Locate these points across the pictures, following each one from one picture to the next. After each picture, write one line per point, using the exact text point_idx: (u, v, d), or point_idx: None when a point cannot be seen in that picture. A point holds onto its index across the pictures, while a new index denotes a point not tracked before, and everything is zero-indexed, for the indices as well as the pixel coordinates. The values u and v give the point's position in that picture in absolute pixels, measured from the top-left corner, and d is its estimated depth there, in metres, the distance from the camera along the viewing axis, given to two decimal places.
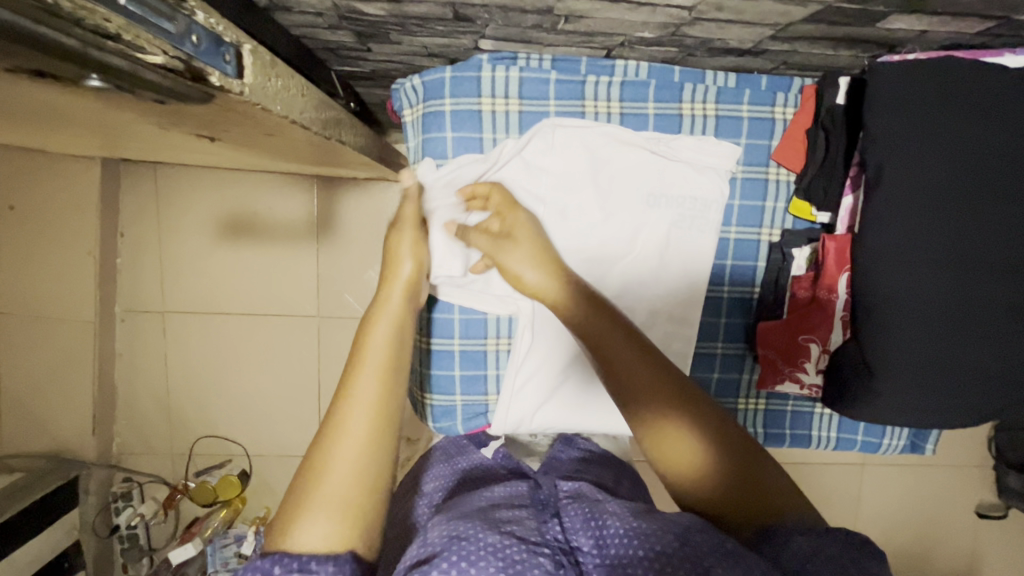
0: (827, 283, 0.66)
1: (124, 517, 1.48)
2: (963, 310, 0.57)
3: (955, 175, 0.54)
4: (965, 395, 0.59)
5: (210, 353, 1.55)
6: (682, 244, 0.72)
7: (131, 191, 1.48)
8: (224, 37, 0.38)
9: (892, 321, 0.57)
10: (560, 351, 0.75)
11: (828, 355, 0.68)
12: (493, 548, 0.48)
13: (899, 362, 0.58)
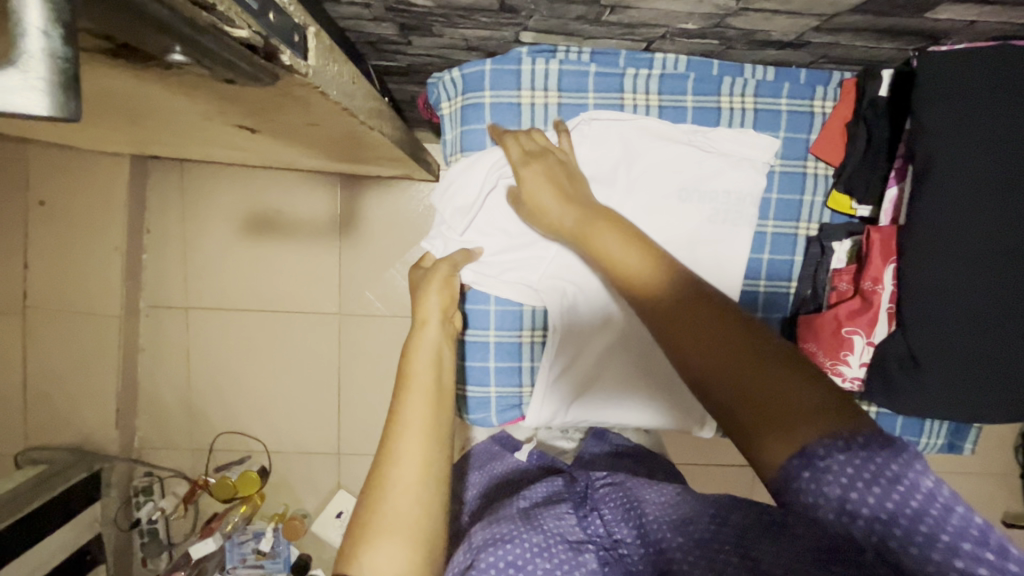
0: (871, 276, 0.63)
1: (145, 511, 1.51)
2: (1014, 301, 0.56)
3: (1009, 164, 0.54)
4: (1018, 389, 0.58)
5: (232, 349, 1.56)
6: (724, 238, 0.72)
7: (158, 188, 1.50)
8: (294, 19, 0.39)
9: (936, 314, 0.57)
10: (588, 348, 0.76)
11: (873, 348, 0.63)
12: (539, 548, 0.50)
13: (943, 355, 0.58)
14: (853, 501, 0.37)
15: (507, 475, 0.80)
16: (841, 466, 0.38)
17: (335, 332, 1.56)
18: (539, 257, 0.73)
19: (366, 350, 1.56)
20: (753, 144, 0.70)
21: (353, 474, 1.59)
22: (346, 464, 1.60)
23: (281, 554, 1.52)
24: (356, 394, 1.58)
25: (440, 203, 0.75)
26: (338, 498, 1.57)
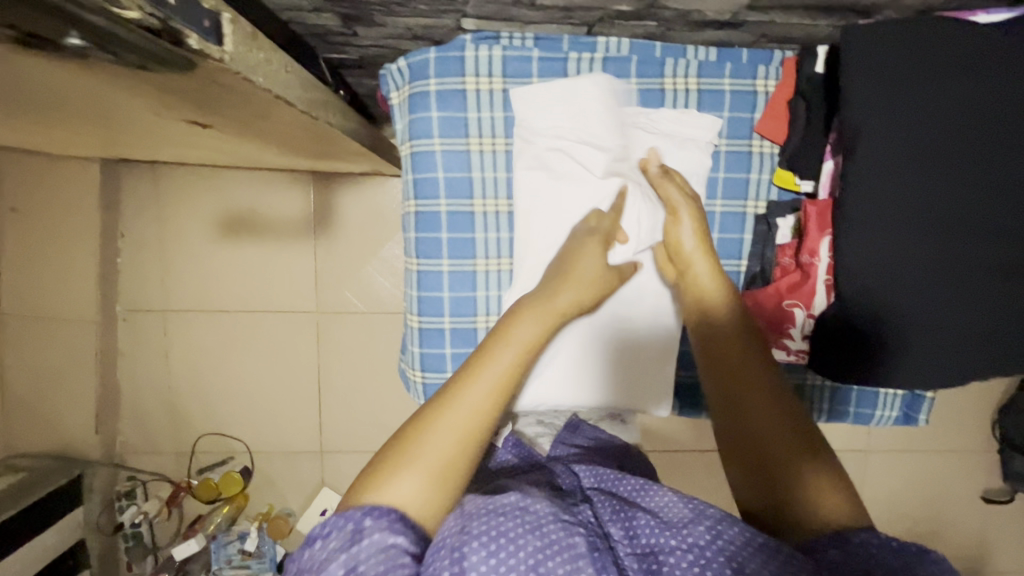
0: (808, 248, 0.66)
1: (127, 515, 1.49)
2: (943, 271, 0.57)
3: (931, 133, 0.55)
4: (959, 353, 0.59)
5: (210, 351, 1.56)
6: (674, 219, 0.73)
7: (131, 192, 1.50)
8: (202, 4, 0.39)
9: (870, 285, 0.58)
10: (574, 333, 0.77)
11: (813, 319, 0.68)
12: (530, 526, 0.48)
13: (877, 325, 0.59)
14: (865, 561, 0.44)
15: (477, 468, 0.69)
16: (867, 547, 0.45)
17: (314, 331, 1.56)
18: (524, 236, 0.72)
19: (346, 348, 1.57)
20: (698, 125, 0.71)
21: (336, 472, 1.60)
22: (330, 463, 1.60)
23: (266, 553, 1.49)
24: (337, 392, 1.58)
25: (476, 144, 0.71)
26: (321, 496, 1.57)
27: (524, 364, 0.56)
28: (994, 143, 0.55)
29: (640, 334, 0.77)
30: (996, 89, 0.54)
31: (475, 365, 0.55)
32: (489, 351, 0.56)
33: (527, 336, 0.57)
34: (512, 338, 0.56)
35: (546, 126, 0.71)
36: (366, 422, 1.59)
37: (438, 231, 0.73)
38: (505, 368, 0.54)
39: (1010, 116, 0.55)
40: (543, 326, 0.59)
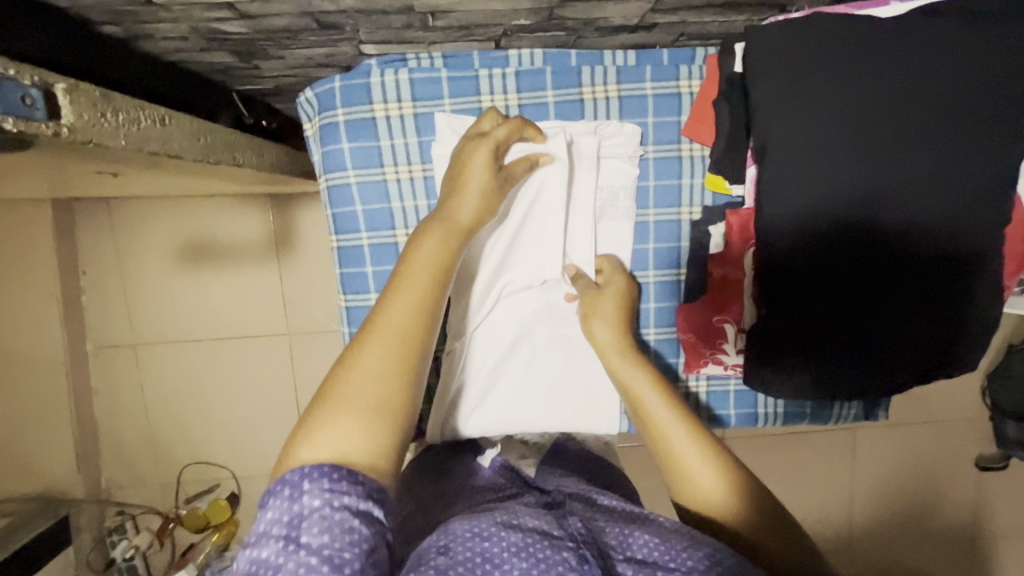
0: (733, 258, 0.68)
1: (119, 550, 1.48)
2: (865, 276, 0.58)
3: (841, 134, 0.55)
4: (881, 353, 0.60)
5: (187, 381, 1.56)
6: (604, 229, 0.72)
7: (88, 229, 1.48)
8: (20, 80, 0.36)
9: (790, 291, 0.59)
10: (532, 351, 0.76)
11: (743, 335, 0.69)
12: (516, 547, 0.48)
13: (802, 331, 0.60)
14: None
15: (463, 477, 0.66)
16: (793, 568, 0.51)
17: (287, 353, 1.55)
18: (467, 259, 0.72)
19: (322, 367, 1.56)
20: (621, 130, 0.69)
21: None
22: None
23: None
24: None
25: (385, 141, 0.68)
26: None
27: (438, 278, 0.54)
28: (911, 143, 0.55)
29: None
30: (911, 84, 0.54)
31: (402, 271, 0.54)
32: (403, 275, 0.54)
33: (432, 254, 0.55)
34: (420, 258, 0.54)
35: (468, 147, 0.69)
36: None
37: (363, 264, 0.71)
38: (429, 262, 0.54)
39: (919, 110, 0.54)
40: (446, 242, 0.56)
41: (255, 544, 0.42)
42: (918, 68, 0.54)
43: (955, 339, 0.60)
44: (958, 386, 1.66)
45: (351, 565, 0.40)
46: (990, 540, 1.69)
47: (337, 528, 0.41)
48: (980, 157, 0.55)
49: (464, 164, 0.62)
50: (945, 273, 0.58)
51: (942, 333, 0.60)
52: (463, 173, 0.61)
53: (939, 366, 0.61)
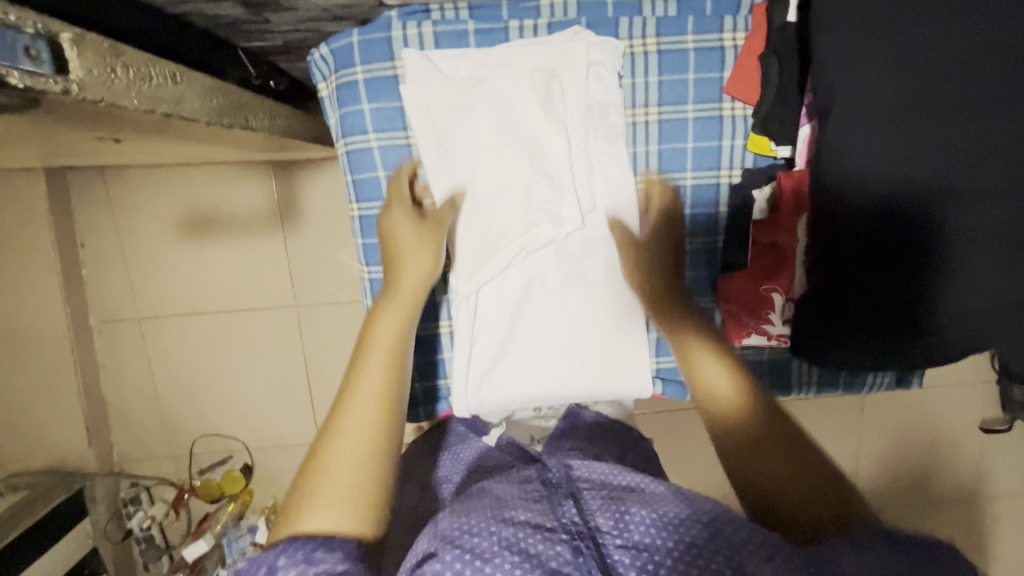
0: (786, 227, 0.71)
1: (136, 521, 1.52)
2: (919, 249, 0.58)
3: (903, 90, 0.55)
4: (909, 327, 0.62)
5: (195, 355, 1.54)
6: (596, 189, 0.76)
7: (80, 198, 1.41)
8: (24, 29, 0.32)
9: (832, 251, 0.63)
10: (536, 320, 0.79)
11: (792, 303, 0.72)
12: (508, 542, 0.50)
13: (843, 297, 0.63)
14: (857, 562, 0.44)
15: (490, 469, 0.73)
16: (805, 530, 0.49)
17: (298, 326, 1.54)
18: (482, 238, 0.76)
19: (334, 340, 1.56)
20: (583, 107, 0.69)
21: None
22: None
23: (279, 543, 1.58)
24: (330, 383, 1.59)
25: (414, 107, 0.73)
26: None
27: (399, 347, 0.58)
28: (978, 107, 0.54)
29: (610, 297, 0.79)
30: (974, 52, 0.53)
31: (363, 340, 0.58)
32: (361, 358, 0.57)
33: (388, 328, 0.59)
34: (380, 334, 0.58)
35: (478, 111, 0.73)
36: None
37: None
38: (388, 336, 0.58)
39: (993, 71, 0.53)
40: (403, 319, 0.61)
41: None
42: (1003, 32, 0.52)
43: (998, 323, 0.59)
44: None
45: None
46: (985, 498, 1.78)
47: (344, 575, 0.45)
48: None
49: (391, 228, 0.71)
50: (1009, 261, 0.57)
51: (984, 317, 0.59)
52: (391, 240, 0.69)
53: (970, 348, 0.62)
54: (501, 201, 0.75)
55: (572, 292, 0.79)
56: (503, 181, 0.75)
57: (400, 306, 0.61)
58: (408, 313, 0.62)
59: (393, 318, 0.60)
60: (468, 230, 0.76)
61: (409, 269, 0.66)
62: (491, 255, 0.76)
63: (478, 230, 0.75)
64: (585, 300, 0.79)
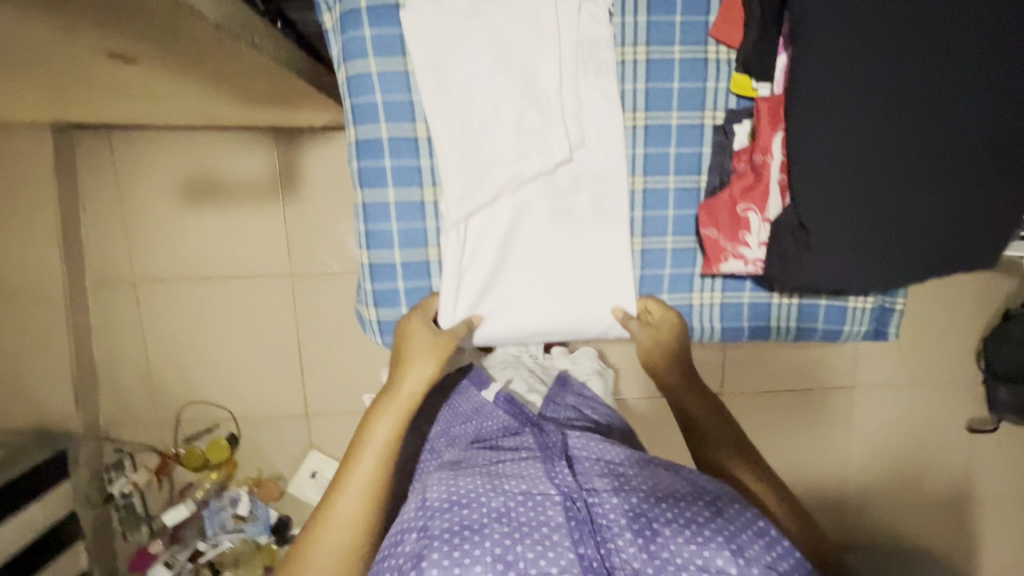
0: (762, 147, 0.73)
1: (117, 485, 1.51)
2: (879, 169, 0.66)
3: (863, 14, 0.63)
4: (887, 237, 0.67)
5: (187, 321, 1.54)
6: (586, 125, 0.76)
7: (86, 159, 1.44)
8: None
9: (813, 173, 0.67)
10: (523, 253, 0.79)
11: (769, 224, 0.73)
12: (507, 518, 0.75)
13: (828, 216, 0.67)
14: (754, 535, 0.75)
15: (474, 421, 1.03)
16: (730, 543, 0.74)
17: (292, 296, 1.55)
18: (471, 167, 0.74)
19: (328, 312, 1.57)
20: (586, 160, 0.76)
21: (324, 437, 1.64)
22: (317, 424, 1.64)
23: (260, 517, 1.57)
24: (322, 357, 1.60)
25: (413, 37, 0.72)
26: (310, 459, 1.63)
27: (388, 448, 0.79)
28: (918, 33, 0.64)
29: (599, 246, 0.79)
30: None
31: (365, 436, 0.80)
32: (364, 446, 0.79)
33: (383, 435, 0.79)
34: (375, 437, 0.80)
35: (474, 33, 0.72)
36: (354, 384, 1.62)
37: (381, 158, 0.75)
38: (380, 442, 0.79)
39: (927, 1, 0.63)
40: (397, 423, 0.80)
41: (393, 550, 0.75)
42: None
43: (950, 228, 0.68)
44: (952, 350, 1.72)
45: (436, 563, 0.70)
46: (976, 503, 1.76)
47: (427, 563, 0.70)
48: (976, 72, 0.65)
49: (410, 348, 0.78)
50: (949, 171, 0.67)
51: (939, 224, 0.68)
52: (407, 346, 0.78)
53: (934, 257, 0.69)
54: (498, 129, 0.73)
55: (561, 229, 0.78)
56: (498, 110, 0.73)
57: (397, 408, 0.80)
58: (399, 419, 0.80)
59: (390, 423, 0.80)
60: (460, 159, 0.73)
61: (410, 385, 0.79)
62: (479, 185, 0.74)
63: (473, 161, 0.74)
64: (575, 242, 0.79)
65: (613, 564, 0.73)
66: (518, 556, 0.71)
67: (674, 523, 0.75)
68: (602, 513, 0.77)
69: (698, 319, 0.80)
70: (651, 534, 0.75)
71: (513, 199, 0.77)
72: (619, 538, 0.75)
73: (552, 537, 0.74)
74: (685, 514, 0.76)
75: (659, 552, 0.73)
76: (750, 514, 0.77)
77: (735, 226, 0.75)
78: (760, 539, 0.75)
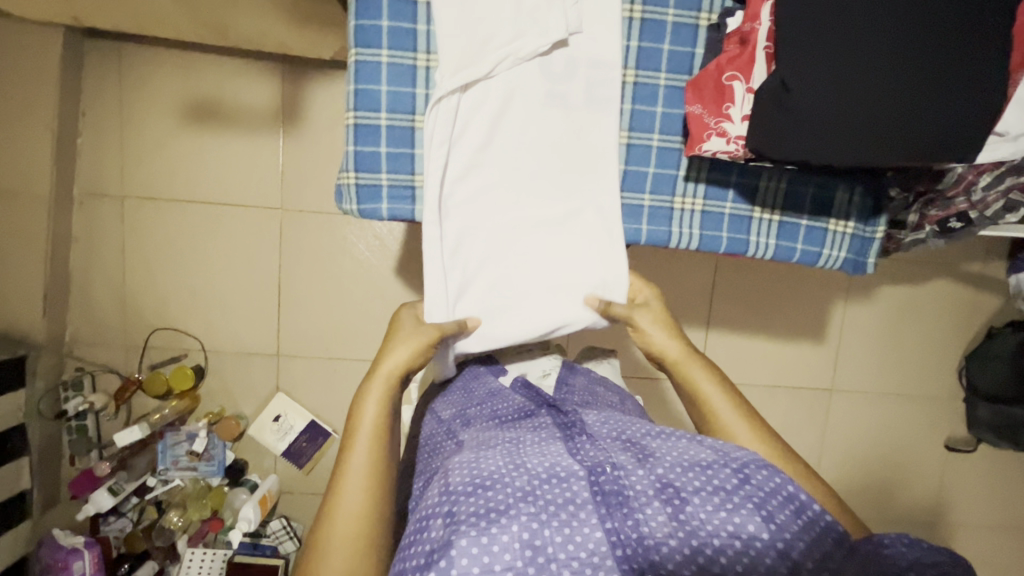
0: (751, 15, 0.64)
1: (72, 404, 1.46)
2: (872, 33, 0.56)
3: None
4: (890, 106, 0.56)
5: (170, 244, 1.53)
6: (585, 11, 0.72)
7: (92, 68, 1.45)
8: None
9: (806, 30, 0.58)
10: (513, 139, 0.75)
11: (753, 95, 0.64)
12: (529, 493, 0.66)
13: (815, 78, 0.57)
14: (806, 512, 0.67)
15: (489, 401, 0.93)
16: (783, 517, 0.66)
17: (278, 231, 1.54)
18: (468, 37, 0.70)
19: (312, 251, 1.56)
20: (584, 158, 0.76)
21: (293, 381, 1.60)
22: (286, 366, 1.60)
23: (215, 457, 1.53)
24: (301, 297, 1.57)
25: None
26: (274, 402, 1.58)
27: (379, 426, 0.74)
28: None
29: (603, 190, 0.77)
30: None
31: (354, 426, 0.74)
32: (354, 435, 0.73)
33: (373, 412, 0.74)
34: (365, 416, 0.74)
35: None
36: (329, 330, 1.59)
37: (379, 17, 0.72)
38: (371, 420, 0.74)
39: None
40: (383, 403, 0.76)
41: (409, 547, 0.64)
42: None
43: (964, 108, 0.57)
44: (934, 364, 1.71)
45: (459, 547, 0.59)
46: (946, 522, 1.74)
47: (454, 553, 0.59)
48: None
49: (395, 336, 0.80)
50: (961, 40, 0.56)
51: (955, 100, 0.57)
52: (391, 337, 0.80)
53: (942, 138, 0.58)
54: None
55: (552, 115, 0.75)
56: None
57: (381, 385, 0.76)
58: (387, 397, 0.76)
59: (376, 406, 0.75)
60: (448, 24, 0.70)
61: (398, 355, 0.78)
62: (475, 54, 0.70)
63: (466, 26, 0.70)
64: (572, 157, 0.76)
65: (645, 537, 0.64)
66: (547, 541, 0.62)
67: (702, 491, 0.68)
68: (629, 484, 0.70)
69: (678, 228, 0.78)
70: (680, 504, 0.67)
71: (508, 78, 0.73)
72: (647, 508, 0.67)
73: (579, 515, 0.65)
74: (714, 482, 0.69)
75: (690, 521, 0.65)
76: (770, 475, 0.69)
77: (715, 98, 0.67)
78: (789, 507, 0.67)
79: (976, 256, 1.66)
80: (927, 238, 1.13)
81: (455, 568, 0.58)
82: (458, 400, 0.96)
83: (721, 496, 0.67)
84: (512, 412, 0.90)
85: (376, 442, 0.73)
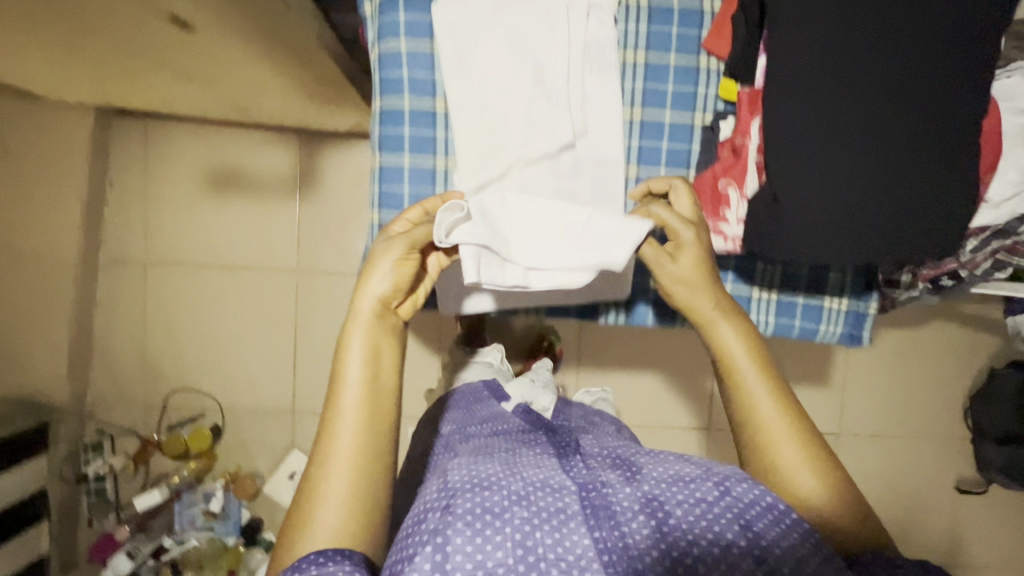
0: (742, 130, 0.73)
1: (92, 467, 1.48)
2: (849, 151, 0.62)
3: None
4: (871, 214, 0.62)
5: (189, 306, 1.58)
6: (589, 119, 0.82)
7: (119, 145, 1.53)
8: None
9: (795, 148, 0.63)
10: None
11: (746, 201, 0.73)
12: (522, 497, 0.66)
13: (803, 193, 0.63)
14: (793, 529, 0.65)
15: (494, 416, 0.95)
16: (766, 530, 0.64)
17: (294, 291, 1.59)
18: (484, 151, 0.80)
19: (326, 310, 1.60)
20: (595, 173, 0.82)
21: (307, 437, 1.63)
22: (301, 423, 1.63)
23: (231, 516, 1.54)
24: (315, 354, 1.61)
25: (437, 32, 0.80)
26: (289, 459, 1.60)
27: (365, 360, 0.70)
28: (893, 16, 0.63)
29: None
30: None
31: (341, 363, 0.70)
32: (343, 365, 0.70)
33: (358, 347, 0.70)
34: (351, 352, 0.70)
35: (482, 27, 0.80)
36: None
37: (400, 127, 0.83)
38: (359, 357, 0.69)
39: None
40: (373, 336, 0.71)
41: (401, 542, 0.64)
42: None
43: (935, 214, 0.64)
44: (938, 406, 1.73)
45: (449, 548, 0.60)
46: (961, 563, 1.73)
47: (444, 553, 0.59)
48: (951, 59, 0.64)
49: (374, 259, 0.72)
50: (928, 154, 0.63)
51: (927, 207, 0.63)
52: (374, 260, 0.72)
53: (915, 240, 0.64)
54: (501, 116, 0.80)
55: None
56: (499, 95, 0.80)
57: (367, 313, 0.71)
58: (376, 327, 0.72)
59: (364, 336, 0.71)
60: None
61: (383, 277, 0.71)
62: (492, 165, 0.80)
63: None
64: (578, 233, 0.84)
65: (631, 547, 0.63)
66: (537, 541, 0.62)
67: (688, 504, 0.67)
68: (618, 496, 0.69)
69: None
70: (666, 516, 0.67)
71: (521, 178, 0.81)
72: (634, 519, 0.66)
73: (568, 524, 0.65)
74: (697, 495, 0.68)
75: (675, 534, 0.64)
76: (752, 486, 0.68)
77: (714, 202, 0.76)
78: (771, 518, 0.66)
79: (973, 299, 1.69)
80: (921, 295, 1.20)
81: (447, 565, 0.59)
82: (463, 412, 0.98)
83: (707, 507, 0.66)
84: (513, 425, 0.91)
85: (367, 380, 0.70)
